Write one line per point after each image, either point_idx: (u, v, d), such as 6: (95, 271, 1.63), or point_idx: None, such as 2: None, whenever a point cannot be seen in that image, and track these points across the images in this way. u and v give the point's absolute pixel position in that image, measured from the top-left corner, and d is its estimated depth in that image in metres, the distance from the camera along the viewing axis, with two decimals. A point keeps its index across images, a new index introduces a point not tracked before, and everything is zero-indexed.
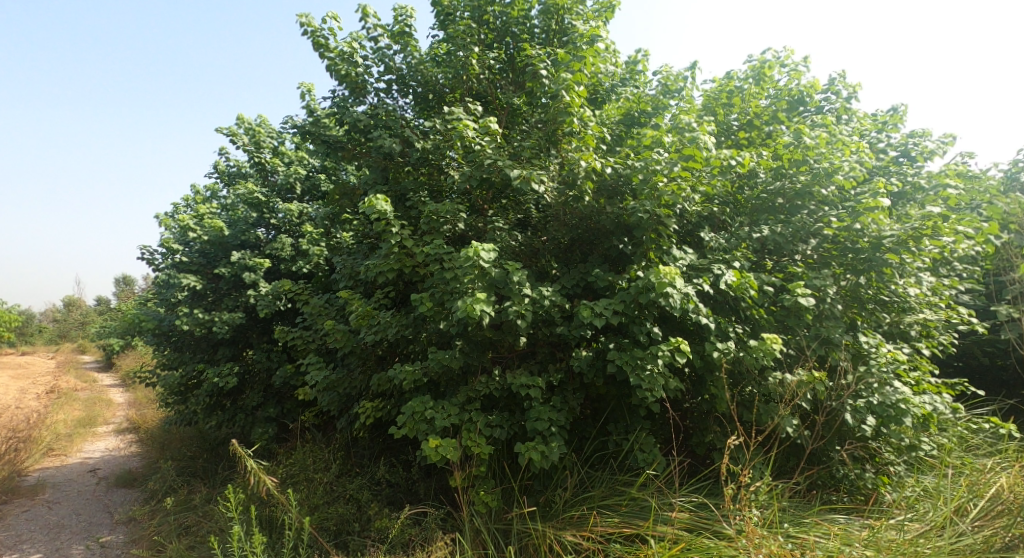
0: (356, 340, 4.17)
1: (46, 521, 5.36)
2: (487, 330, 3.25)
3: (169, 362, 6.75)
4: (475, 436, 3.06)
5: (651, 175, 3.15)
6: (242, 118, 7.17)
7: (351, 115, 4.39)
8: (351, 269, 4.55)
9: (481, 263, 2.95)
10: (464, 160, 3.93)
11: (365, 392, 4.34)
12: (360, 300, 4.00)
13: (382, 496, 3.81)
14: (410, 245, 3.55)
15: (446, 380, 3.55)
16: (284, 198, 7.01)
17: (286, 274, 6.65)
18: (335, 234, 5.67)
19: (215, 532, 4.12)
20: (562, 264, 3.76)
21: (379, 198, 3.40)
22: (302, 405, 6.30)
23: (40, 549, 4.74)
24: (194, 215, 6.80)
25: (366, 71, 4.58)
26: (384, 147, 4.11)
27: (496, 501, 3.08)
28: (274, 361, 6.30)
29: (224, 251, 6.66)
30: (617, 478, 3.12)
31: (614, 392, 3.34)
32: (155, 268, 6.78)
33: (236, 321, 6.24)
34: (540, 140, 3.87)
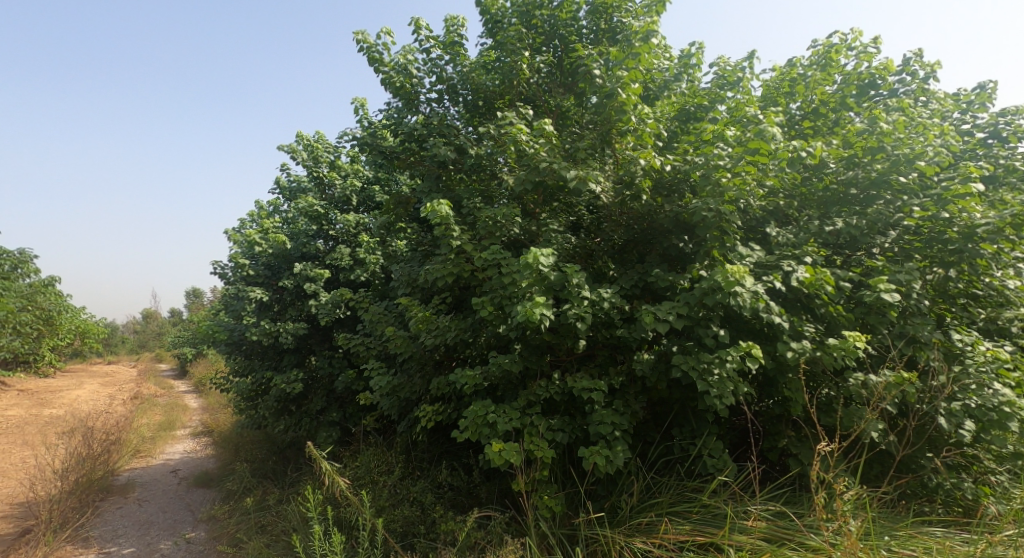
0: (415, 345, 4.25)
1: (137, 519, 5.76)
2: (546, 333, 3.24)
3: (241, 369, 7.15)
4: (538, 440, 3.05)
5: (713, 171, 3.05)
6: (301, 135, 7.52)
7: (406, 126, 4.51)
8: (408, 276, 4.65)
9: (540, 267, 2.94)
10: (517, 165, 3.95)
11: (425, 397, 4.42)
12: (419, 306, 4.09)
13: (445, 500, 3.86)
14: (468, 250, 3.60)
15: (505, 384, 3.56)
16: (341, 209, 7.27)
17: (345, 283, 6.89)
18: (391, 242, 5.83)
19: (289, 532, 4.31)
20: (619, 264, 3.71)
21: (439, 202, 3.47)
22: (363, 410, 6.49)
23: (133, 544, 5.11)
24: (260, 229, 7.17)
25: (419, 82, 4.70)
26: (438, 156, 4.18)
27: (561, 506, 3.06)
28: (336, 368, 6.54)
29: (288, 262, 7.00)
30: (685, 485, 3.02)
31: (679, 396, 3.24)
32: (226, 280, 7.19)
33: (299, 330, 6.52)
34: (594, 141, 3.84)
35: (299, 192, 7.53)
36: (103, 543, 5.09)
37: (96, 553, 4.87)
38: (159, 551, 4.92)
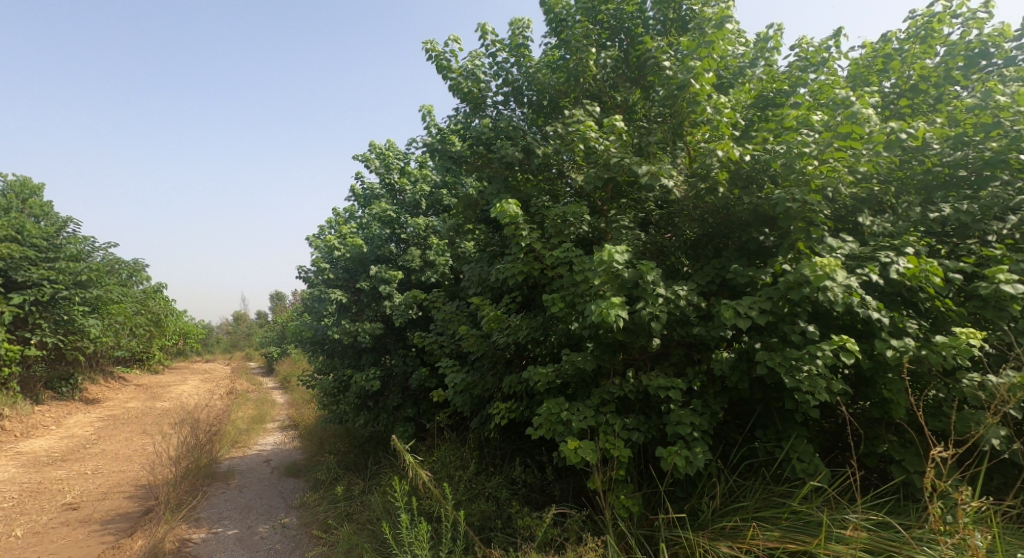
0: (487, 344, 4.34)
1: (238, 503, 6.29)
2: (619, 332, 3.19)
3: (324, 367, 7.61)
4: (613, 439, 3.02)
5: (796, 160, 2.88)
6: (374, 144, 7.88)
7: (474, 131, 4.62)
8: (478, 277, 4.74)
9: (615, 266, 2.90)
10: (584, 163, 3.92)
11: (497, 395, 4.49)
12: (490, 305, 4.17)
13: (520, 496, 3.91)
14: (538, 249, 3.62)
15: (578, 382, 3.55)
16: (412, 214, 7.54)
17: (417, 284, 7.14)
18: (460, 244, 5.98)
19: (373, 521, 4.54)
20: (694, 260, 3.59)
21: (509, 202, 3.52)
22: (436, 407, 6.71)
23: (237, 525, 5.59)
24: (339, 235, 7.60)
25: (486, 86, 4.80)
26: (506, 157, 4.23)
27: (639, 506, 3.01)
28: (411, 366, 6.80)
29: (364, 266, 7.35)
30: (772, 489, 2.87)
31: (762, 396, 3.08)
32: (310, 283, 7.68)
33: (376, 329, 6.84)
34: (665, 134, 3.74)
35: (372, 199, 7.90)
36: (211, 524, 5.61)
37: (206, 532, 5.38)
38: (259, 533, 5.35)
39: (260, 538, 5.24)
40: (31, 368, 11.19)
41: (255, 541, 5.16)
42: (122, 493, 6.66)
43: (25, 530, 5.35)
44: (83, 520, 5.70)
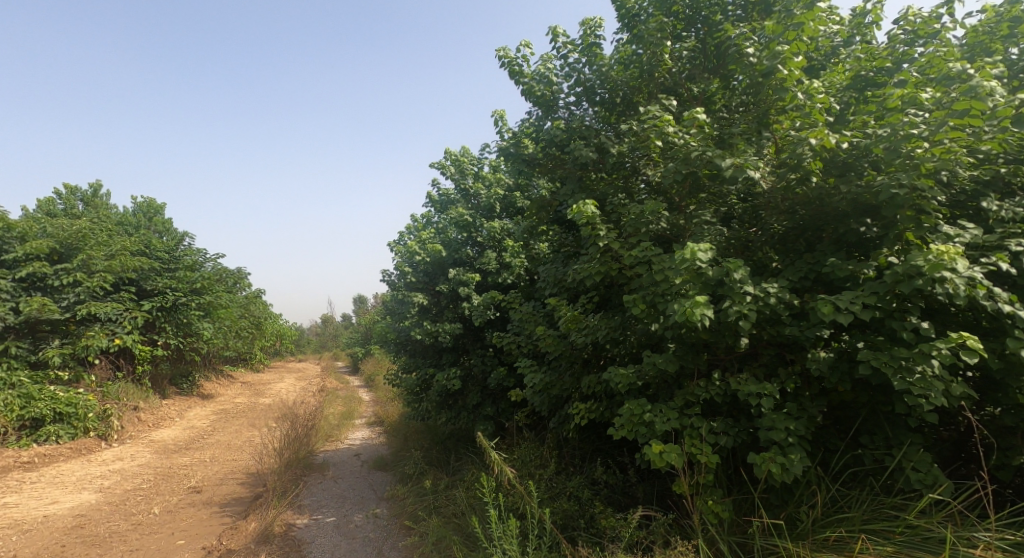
0: (564, 344, 4.35)
1: (335, 493, 6.76)
2: (704, 331, 3.08)
3: (407, 366, 7.97)
4: (700, 443, 2.93)
5: (902, 142, 2.64)
6: (449, 151, 8.16)
7: (548, 132, 4.67)
8: (554, 277, 4.76)
9: (697, 264, 2.83)
10: (661, 158, 3.83)
11: (576, 395, 4.49)
12: (567, 305, 4.18)
13: (602, 497, 3.89)
14: (616, 248, 3.58)
15: (660, 383, 3.47)
16: (487, 217, 7.72)
17: (493, 286, 7.29)
18: (534, 245, 6.04)
19: (459, 515, 4.71)
20: (784, 255, 3.39)
21: (586, 202, 3.53)
22: (514, 406, 6.81)
23: (335, 514, 6.00)
24: (419, 240, 7.93)
25: (558, 89, 4.83)
26: (580, 156, 4.23)
27: (729, 512, 2.90)
28: (489, 365, 6.95)
29: (443, 269, 7.61)
30: (883, 501, 2.67)
31: (868, 400, 2.85)
32: (393, 287, 8.09)
33: (456, 330, 7.07)
34: (750, 124, 3.57)
35: (448, 204, 8.17)
36: (313, 510, 6.07)
37: (308, 518, 5.82)
38: (354, 521, 5.71)
39: (356, 526, 5.59)
40: (158, 366, 12.65)
41: (352, 528, 5.52)
42: (236, 479, 7.38)
43: (160, 509, 6.08)
44: (205, 502, 6.37)
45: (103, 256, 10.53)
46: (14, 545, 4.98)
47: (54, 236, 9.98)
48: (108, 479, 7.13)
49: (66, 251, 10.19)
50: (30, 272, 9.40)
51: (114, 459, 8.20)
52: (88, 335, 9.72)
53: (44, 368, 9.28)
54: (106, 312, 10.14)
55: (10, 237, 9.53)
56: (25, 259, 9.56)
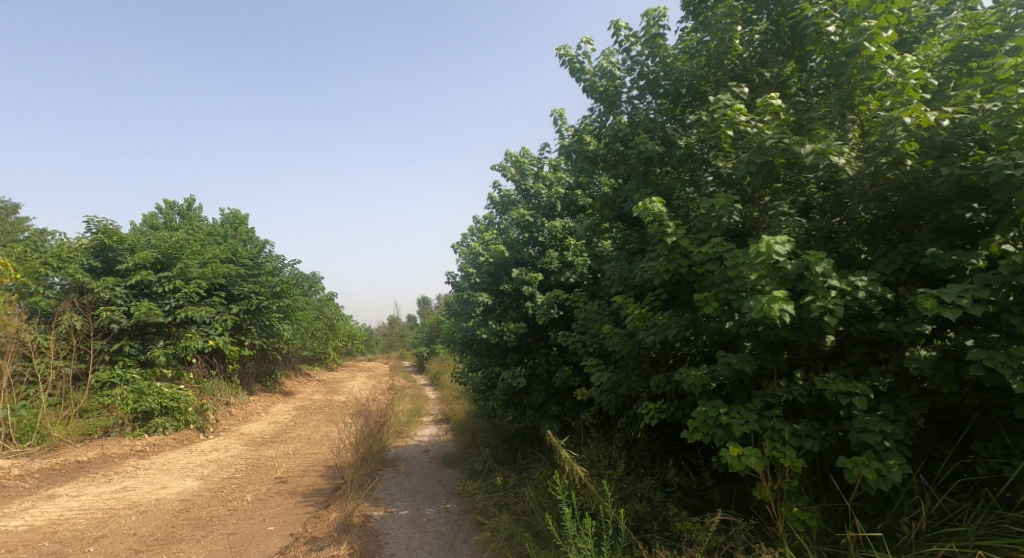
0: (632, 343, 4.26)
1: (407, 487, 7.01)
2: (784, 329, 2.92)
3: (473, 365, 8.11)
4: (783, 446, 2.78)
5: (1017, 117, 2.39)
6: (510, 152, 8.23)
7: (611, 128, 4.60)
8: (620, 275, 4.67)
9: (773, 258, 2.69)
10: (731, 149, 3.66)
11: (645, 395, 4.39)
12: (634, 303, 4.09)
13: (676, 500, 3.78)
14: (686, 245, 3.47)
15: (735, 383, 3.32)
16: (548, 216, 7.71)
17: (556, 285, 7.27)
18: (597, 243, 5.96)
19: (529, 512, 4.74)
20: (875, 246, 3.16)
21: (652, 200, 3.46)
22: (581, 405, 6.77)
23: (407, 507, 6.22)
24: (482, 241, 8.05)
25: (620, 83, 4.75)
26: (644, 150, 4.12)
27: (818, 520, 2.74)
28: (554, 364, 6.93)
29: (506, 269, 7.68)
30: (1001, 515, 2.43)
31: (980, 404, 2.60)
32: (458, 287, 8.26)
33: (520, 329, 7.11)
34: (832, 107, 3.34)
35: (510, 205, 8.23)
36: (387, 503, 6.34)
37: (383, 510, 6.08)
38: (427, 515, 5.90)
39: (429, 519, 5.78)
40: (245, 365, 13.68)
41: (425, 521, 5.71)
42: (317, 471, 7.84)
43: (252, 497, 6.58)
44: (291, 492, 6.81)
45: (198, 263, 11.49)
46: (133, 524, 5.56)
47: (157, 246, 10.95)
48: (207, 468, 7.79)
49: (167, 260, 11.13)
50: (139, 280, 10.30)
51: (211, 450, 8.95)
52: (187, 337, 10.64)
53: (151, 366, 10.26)
54: (201, 316, 11.04)
55: (123, 249, 10.53)
56: (134, 269, 10.52)
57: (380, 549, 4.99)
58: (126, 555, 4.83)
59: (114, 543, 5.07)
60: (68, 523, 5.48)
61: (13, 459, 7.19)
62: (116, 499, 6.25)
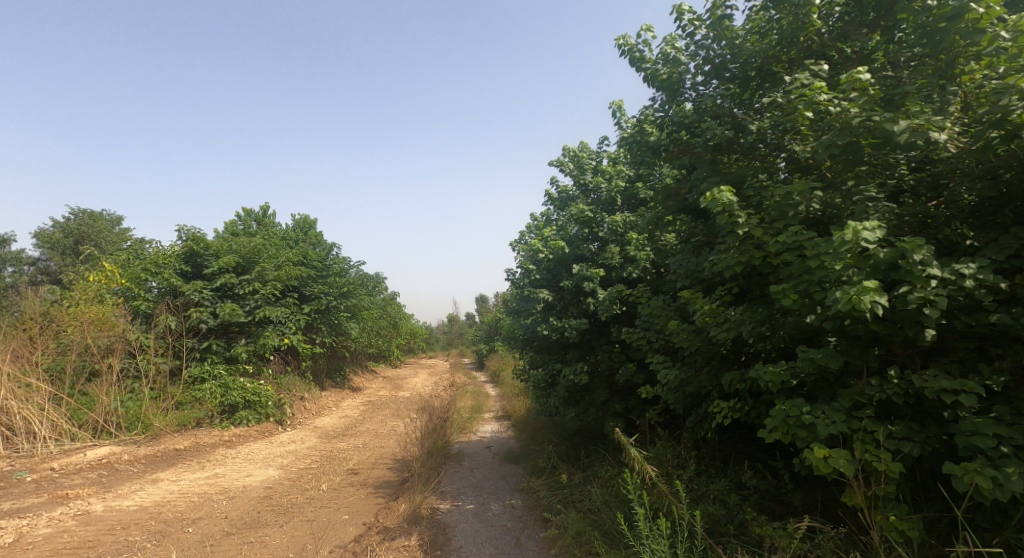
0: (700, 339, 4.09)
1: (471, 481, 7.12)
2: (875, 323, 2.70)
3: (534, 362, 8.11)
4: (876, 449, 2.57)
5: None
6: (567, 148, 8.15)
7: (675, 116, 4.43)
8: (686, 268, 4.49)
9: (863, 245, 2.48)
10: (809, 131, 3.43)
11: (715, 394, 4.20)
12: (703, 298, 3.92)
13: (754, 503, 3.61)
14: (760, 235, 3.28)
15: (817, 381, 3.11)
16: (608, 211, 7.57)
17: (618, 280, 7.12)
18: (661, 237, 5.78)
19: (595, 511, 4.68)
20: (981, 230, 2.85)
21: (722, 189, 3.31)
22: (645, 403, 6.61)
23: (473, 501, 6.32)
24: (541, 238, 8.02)
25: (684, 70, 4.58)
26: (712, 136, 3.93)
27: (919, 531, 2.52)
28: (617, 361, 6.80)
29: (566, 265, 7.61)
30: None
31: None
32: (518, 284, 8.28)
33: (582, 326, 7.01)
34: (930, 79, 3.05)
35: (568, 200, 8.16)
36: (453, 496, 6.47)
37: (450, 504, 6.21)
38: (492, 510, 5.97)
39: (493, 514, 5.84)
40: (317, 362, 14.43)
41: (490, 516, 5.77)
42: (385, 464, 8.13)
43: (327, 486, 6.92)
44: (362, 483, 7.11)
45: (274, 266, 12.22)
46: (224, 508, 6.00)
47: (238, 252, 11.63)
48: (286, 458, 8.29)
49: (246, 263, 11.89)
50: (223, 282, 11.09)
51: (289, 441, 9.51)
52: (265, 335, 11.35)
53: (235, 363, 11.03)
54: (277, 315, 11.74)
55: (209, 254, 11.36)
56: (219, 272, 11.31)
57: (447, 541, 5.09)
58: (219, 536, 5.22)
59: (208, 525, 5.48)
60: (169, 505, 5.99)
61: (122, 446, 7.96)
62: (208, 485, 6.77)
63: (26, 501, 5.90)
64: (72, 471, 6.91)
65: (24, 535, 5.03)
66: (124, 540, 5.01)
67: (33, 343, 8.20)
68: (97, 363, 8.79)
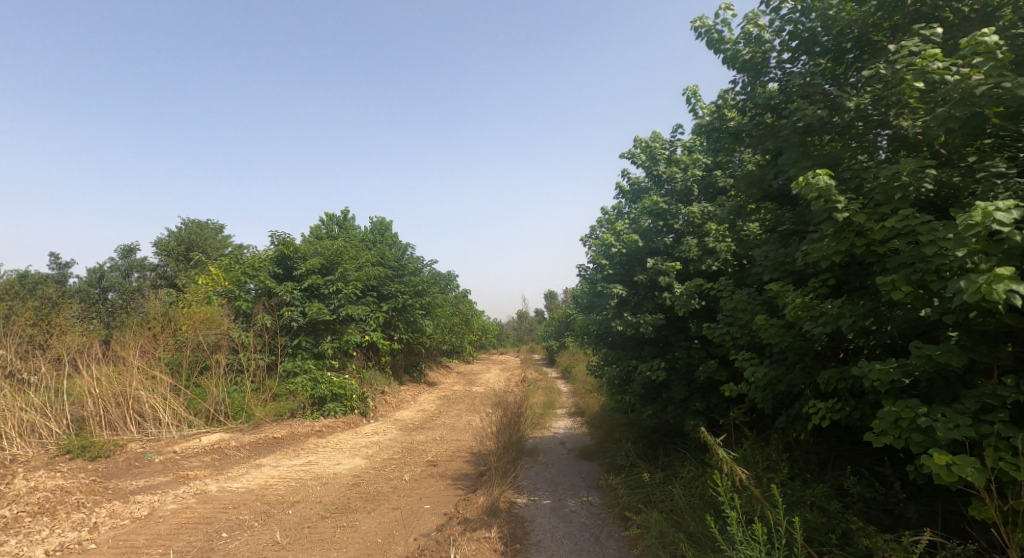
0: (792, 335, 3.82)
1: (548, 477, 7.14)
2: (1008, 316, 2.39)
3: (608, 359, 7.98)
4: (1012, 458, 2.29)
5: None
6: (639, 138, 7.91)
7: (759, 97, 4.16)
8: (775, 259, 4.20)
9: (993, 229, 2.21)
10: (920, 104, 3.11)
11: (810, 394, 3.91)
12: (795, 291, 3.66)
13: (858, 511, 3.34)
14: (862, 221, 3.00)
15: (934, 381, 2.82)
16: (684, 202, 7.27)
17: (696, 274, 6.83)
18: (743, 226, 5.46)
19: (678, 512, 4.54)
20: None
21: (817, 172, 3.07)
22: (729, 402, 6.31)
23: (549, 497, 6.33)
24: (612, 232, 7.83)
25: (769, 48, 4.29)
26: (801, 117, 3.65)
27: None
28: (696, 358, 6.53)
29: (640, 260, 7.40)
30: None
31: None
32: (590, 280, 8.15)
33: (659, 321, 6.79)
34: None
35: (641, 193, 7.91)
36: (530, 491, 6.52)
37: (527, 498, 6.26)
38: (570, 506, 5.97)
39: (571, 511, 5.83)
40: (395, 358, 15.07)
41: (568, 512, 5.77)
42: (462, 457, 8.35)
43: (409, 477, 7.22)
44: (442, 475, 7.35)
45: (355, 267, 12.88)
46: (318, 493, 6.42)
47: (323, 254, 12.39)
48: (370, 449, 8.73)
49: (330, 265, 12.62)
50: (311, 283, 11.85)
51: (373, 432, 10.02)
52: (348, 332, 12.01)
53: (322, 358, 11.76)
54: (359, 313, 12.37)
55: (297, 257, 12.18)
56: (306, 274, 12.09)
57: (526, 535, 5.14)
58: (316, 519, 5.60)
59: (306, 508, 5.90)
60: (272, 488, 6.51)
61: (230, 433, 8.74)
62: (304, 471, 7.29)
63: (155, 480, 6.64)
64: (190, 454, 7.71)
65: (156, 510, 5.68)
66: (236, 519, 5.52)
67: (156, 340, 9.20)
68: (207, 358, 9.72)
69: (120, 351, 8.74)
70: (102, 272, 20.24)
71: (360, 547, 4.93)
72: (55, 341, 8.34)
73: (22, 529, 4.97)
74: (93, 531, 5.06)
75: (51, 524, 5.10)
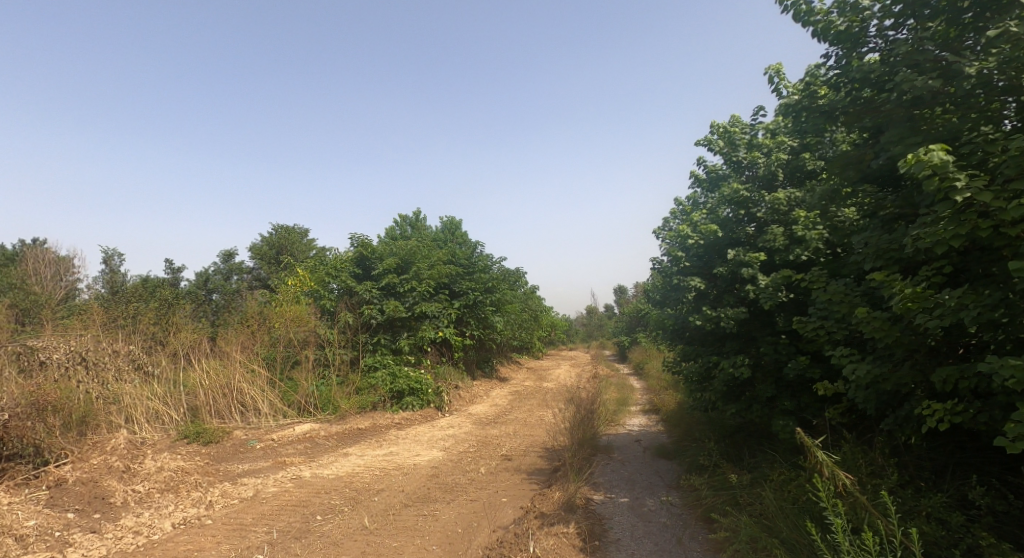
0: (901, 329, 3.46)
1: (624, 475, 7.01)
2: None
3: (686, 355, 7.68)
4: None
5: None
6: (716, 123, 7.51)
7: (855, 70, 3.79)
8: (877, 245, 3.82)
9: None
10: None
11: (923, 394, 3.54)
12: (904, 280, 3.32)
13: (987, 525, 2.98)
14: (988, 199, 2.66)
15: None
16: (768, 188, 6.81)
17: (783, 265, 6.38)
18: (838, 212, 5.03)
19: (768, 516, 4.28)
20: None
21: (932, 147, 2.75)
22: (822, 402, 5.86)
23: (627, 494, 6.22)
24: (688, 223, 7.51)
25: (868, 15, 3.90)
26: (908, 88, 3.28)
27: None
28: (785, 354, 6.12)
29: (719, 251, 7.03)
30: None
31: None
32: (665, 273, 7.86)
33: (741, 315, 6.42)
34: None
35: (719, 181, 7.52)
36: (607, 488, 6.43)
37: (604, 495, 6.18)
38: (649, 505, 5.82)
39: (651, 510, 5.69)
40: (467, 354, 15.40)
41: (647, 511, 5.63)
42: (536, 452, 8.39)
43: (485, 470, 7.36)
44: (517, 469, 7.42)
45: (427, 266, 13.26)
46: (400, 482, 6.70)
47: (398, 254, 12.86)
48: (447, 442, 8.99)
49: (405, 264, 13.07)
50: (387, 282, 12.35)
51: (448, 426, 10.31)
52: (423, 329, 12.41)
53: (399, 354, 12.25)
54: (432, 311, 12.74)
55: (375, 258, 12.73)
56: (383, 273, 12.60)
57: (605, 533, 5.07)
58: (399, 507, 5.84)
59: (390, 496, 6.17)
60: (358, 476, 6.88)
61: (319, 423, 9.34)
62: (387, 461, 7.65)
63: (257, 465, 7.23)
64: (285, 442, 8.32)
65: (259, 492, 6.18)
66: (328, 503, 5.88)
67: (254, 337, 10.01)
68: (298, 353, 10.45)
69: (224, 346, 9.64)
70: (207, 275, 22.37)
71: (442, 536, 5.08)
72: (172, 337, 9.29)
73: (153, 503, 5.60)
74: (208, 509, 5.60)
75: (175, 501, 5.70)
